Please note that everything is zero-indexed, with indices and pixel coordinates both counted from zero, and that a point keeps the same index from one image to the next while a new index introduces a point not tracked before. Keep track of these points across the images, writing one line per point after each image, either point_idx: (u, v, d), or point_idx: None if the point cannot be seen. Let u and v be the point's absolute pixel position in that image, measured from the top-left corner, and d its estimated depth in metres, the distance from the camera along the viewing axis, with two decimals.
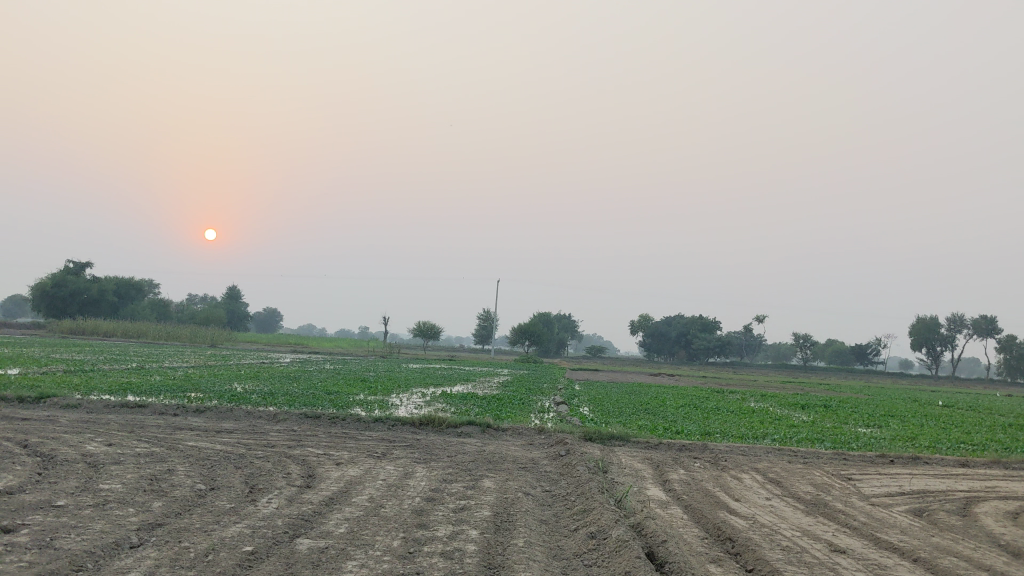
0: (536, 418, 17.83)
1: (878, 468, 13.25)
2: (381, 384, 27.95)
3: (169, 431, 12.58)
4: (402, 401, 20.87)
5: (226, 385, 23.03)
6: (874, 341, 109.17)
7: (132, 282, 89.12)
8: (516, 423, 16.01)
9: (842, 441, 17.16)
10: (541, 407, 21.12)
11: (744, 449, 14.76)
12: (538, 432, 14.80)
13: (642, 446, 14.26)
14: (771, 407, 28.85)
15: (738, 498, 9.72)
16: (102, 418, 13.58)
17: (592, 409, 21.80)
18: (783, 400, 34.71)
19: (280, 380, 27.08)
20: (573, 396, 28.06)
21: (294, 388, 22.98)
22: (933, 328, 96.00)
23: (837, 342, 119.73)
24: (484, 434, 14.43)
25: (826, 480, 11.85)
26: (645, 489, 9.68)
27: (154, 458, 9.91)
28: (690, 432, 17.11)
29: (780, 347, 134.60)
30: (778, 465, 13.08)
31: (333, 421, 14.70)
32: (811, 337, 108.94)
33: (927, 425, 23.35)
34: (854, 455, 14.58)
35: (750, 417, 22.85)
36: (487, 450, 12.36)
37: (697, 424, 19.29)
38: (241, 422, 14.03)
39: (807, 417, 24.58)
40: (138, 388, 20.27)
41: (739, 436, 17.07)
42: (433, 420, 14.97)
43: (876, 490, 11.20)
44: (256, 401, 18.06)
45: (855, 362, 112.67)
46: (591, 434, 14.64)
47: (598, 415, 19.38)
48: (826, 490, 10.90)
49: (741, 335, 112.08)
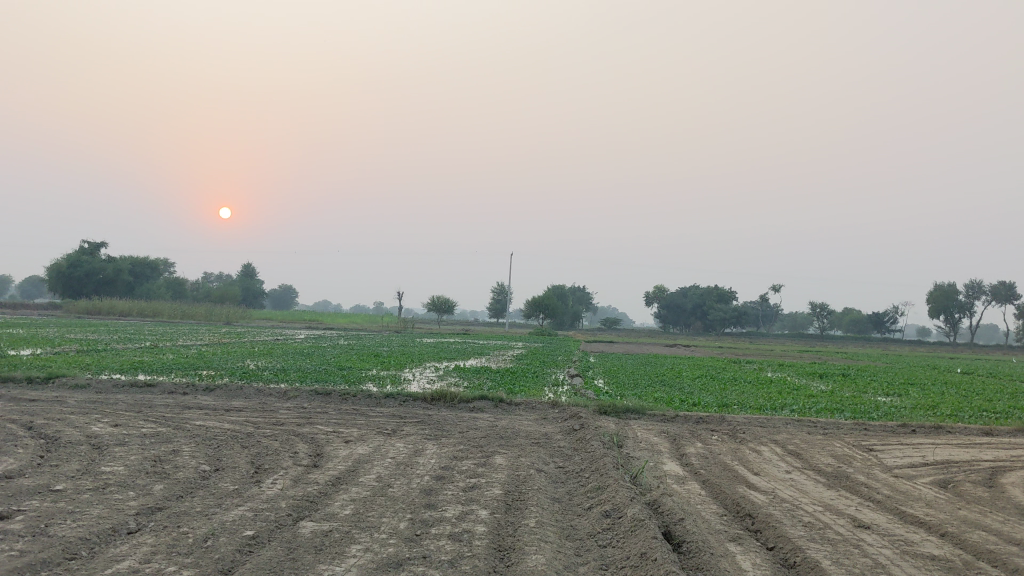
0: (550, 392, 17.59)
1: (899, 438, 12.95)
2: (395, 360, 27.77)
3: (177, 411, 12.40)
4: (415, 376, 20.67)
5: (239, 362, 22.92)
6: (892, 308, 108.38)
7: (147, 262, 89.35)
8: (529, 397, 15.77)
9: (862, 411, 16.84)
10: (556, 380, 20.90)
11: (762, 420, 14.48)
12: (552, 406, 14.56)
13: (657, 418, 14.01)
14: (789, 377, 28.52)
15: (758, 471, 9.44)
16: (111, 398, 13.42)
17: (607, 382, 21.52)
18: (802, 370, 34.41)
19: (294, 356, 26.96)
20: (588, 368, 27.81)
21: (306, 365, 22.82)
22: (951, 295, 95.15)
23: (854, 310, 118.97)
24: (496, 409, 14.20)
25: (847, 451, 11.55)
26: (662, 465, 9.41)
27: (160, 438, 9.72)
28: (707, 404, 16.84)
29: (796, 316, 133.95)
30: (797, 437, 12.79)
31: (345, 397, 14.49)
32: (828, 306, 108.29)
33: (948, 393, 22.97)
34: (875, 425, 14.28)
35: (768, 388, 22.54)
36: (499, 425, 12.13)
37: (714, 395, 19.02)
38: (251, 400, 13.84)
39: (826, 387, 24.24)
40: (149, 367, 20.17)
41: (757, 407, 16.79)
42: (446, 395, 14.75)
43: (899, 462, 10.90)
44: (268, 378, 17.90)
45: (872, 330, 111.97)
46: (605, 408, 14.39)
47: (613, 388, 19.13)
48: (848, 462, 10.61)
49: (758, 306, 111.51)
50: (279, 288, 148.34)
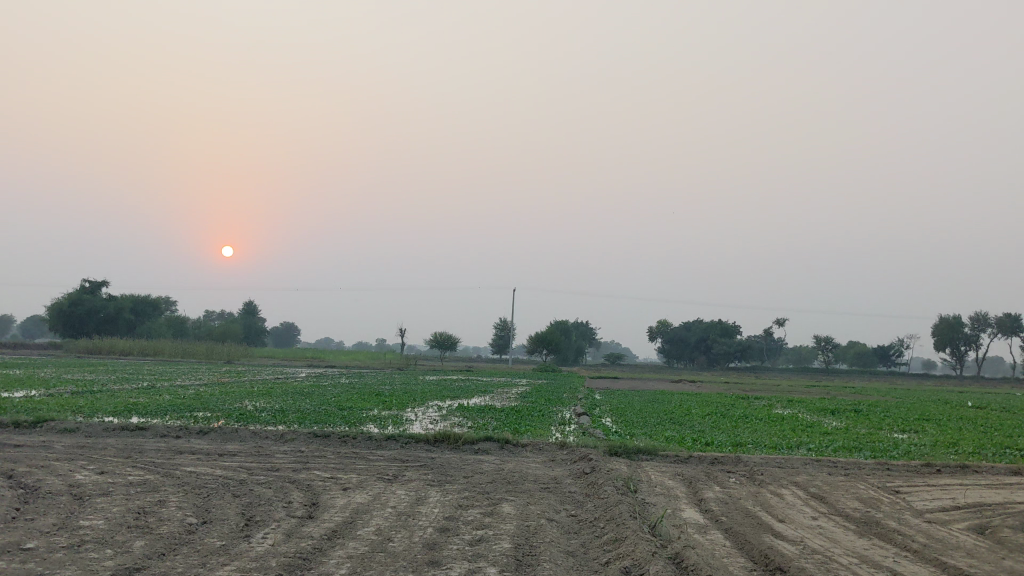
0: (557, 431, 17.05)
1: (924, 479, 12.36)
2: (398, 399, 27.18)
3: (168, 456, 11.84)
4: (416, 416, 20.08)
5: (237, 402, 22.33)
6: (897, 342, 107.59)
7: (149, 300, 89.08)
8: (536, 438, 15.21)
9: (880, 450, 16.25)
10: (562, 419, 20.32)
11: (780, 460, 13.89)
12: (560, 447, 13.98)
13: (671, 460, 13.42)
14: (800, 413, 27.93)
15: (782, 518, 8.86)
16: (100, 443, 12.86)
17: (616, 420, 20.90)
18: (811, 405, 33.77)
19: (292, 396, 26.37)
20: (594, 406, 27.14)
21: (305, 405, 22.23)
22: (957, 328, 94.41)
23: (859, 343, 118.24)
24: (502, 450, 13.61)
25: (874, 494, 10.96)
26: (680, 512, 8.84)
27: (146, 487, 9.17)
28: (720, 443, 16.25)
29: (800, 350, 133.06)
30: (818, 478, 12.19)
31: (344, 440, 13.93)
32: (833, 340, 107.54)
33: (965, 429, 22.35)
34: (898, 465, 13.68)
35: (781, 425, 21.93)
36: (506, 469, 11.54)
37: (726, 433, 18.42)
38: (246, 444, 13.27)
39: (839, 423, 23.59)
40: (143, 409, 19.58)
41: (772, 446, 16.20)
42: (449, 436, 14.18)
43: (930, 505, 10.31)
44: (266, 419, 17.32)
45: (878, 364, 111.14)
46: (616, 448, 13.82)
47: (622, 427, 18.56)
48: (876, 506, 10.02)
49: (761, 340, 110.85)
50: (282, 325, 148.16)
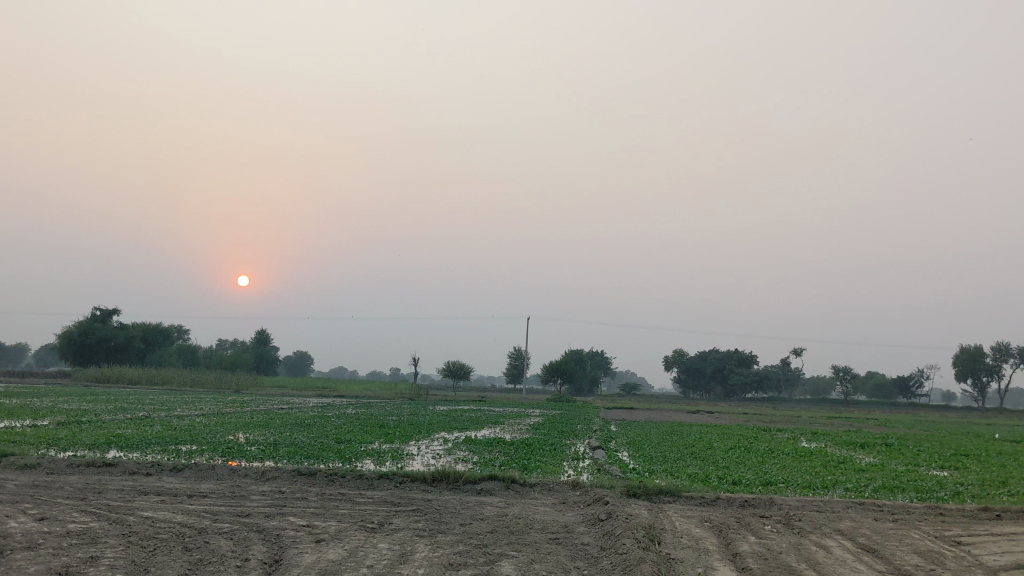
0: (569, 469, 15.60)
1: (983, 527, 10.88)
2: (402, 431, 25.74)
3: (129, 497, 10.52)
4: (419, 450, 18.69)
5: (229, 435, 21.00)
6: (918, 372, 105.47)
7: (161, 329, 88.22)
8: (546, 476, 13.77)
9: (925, 490, 14.76)
10: (576, 454, 18.92)
11: (818, 503, 12.40)
12: (572, 487, 12.59)
13: (696, 502, 11.99)
14: (829, 447, 26.34)
15: None
16: (57, 481, 11.53)
17: (633, 454, 19.46)
18: (838, 438, 32.23)
19: (290, 427, 24.97)
20: (611, 438, 25.60)
21: (301, 438, 20.87)
22: (979, 358, 92.19)
23: (877, 374, 116.11)
24: (507, 491, 12.21)
25: (934, 547, 9.47)
26: (712, 573, 7.41)
27: (83, 539, 7.81)
28: (749, 482, 14.78)
29: (818, 381, 130.62)
30: (865, 526, 10.69)
31: (332, 478, 12.57)
32: (852, 370, 105.40)
33: (1009, 466, 20.79)
34: (950, 509, 12.21)
35: (811, 461, 20.38)
36: (509, 514, 10.15)
37: (753, 470, 16.94)
38: (222, 483, 11.93)
39: (873, 459, 22.00)
40: (125, 441, 18.25)
41: (806, 486, 14.72)
42: (448, 475, 12.78)
43: (1003, 562, 8.79)
44: (253, 454, 15.97)
45: (897, 395, 108.78)
46: (634, 489, 12.39)
47: (640, 462, 17.17)
48: (940, 562, 8.58)
49: (778, 370, 108.95)
50: (295, 354, 147.61)
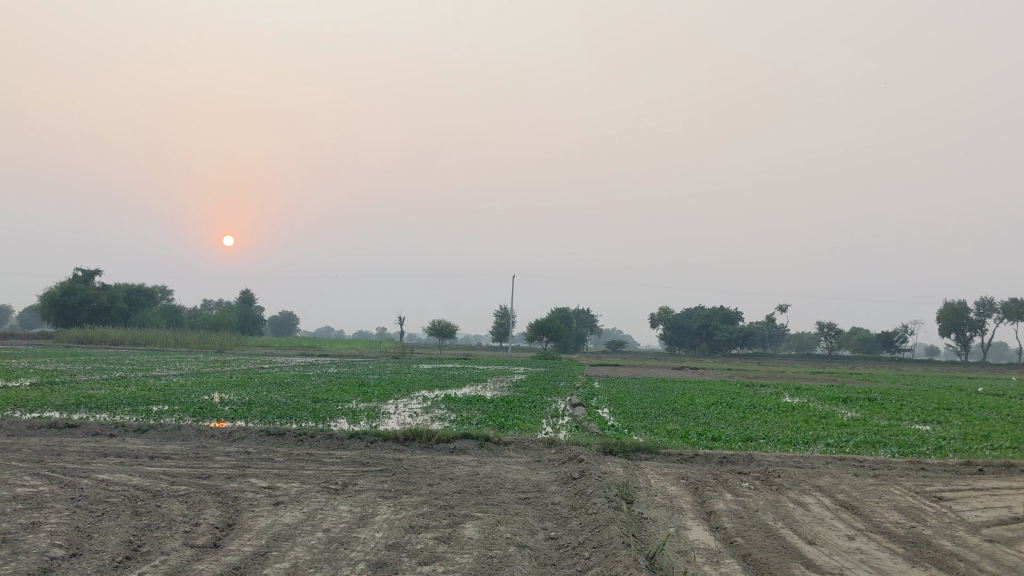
0: (547, 426, 15.33)
1: (966, 482, 10.66)
2: (381, 389, 25.44)
3: (87, 459, 10.15)
4: (396, 408, 18.40)
5: (204, 395, 20.63)
6: (902, 327, 105.94)
7: (144, 289, 87.60)
8: (521, 434, 13.49)
9: (906, 445, 14.57)
10: (556, 411, 18.67)
11: (798, 459, 12.17)
12: (547, 445, 12.30)
13: (674, 459, 11.72)
14: (812, 402, 26.23)
15: (812, 539, 7.13)
16: (15, 444, 11.15)
17: (613, 411, 19.22)
18: (821, 393, 32.21)
19: (268, 387, 24.62)
20: (593, 395, 25.37)
21: (277, 397, 20.52)
22: (962, 313, 92.60)
23: (862, 329, 116.61)
24: (480, 450, 11.92)
25: (914, 503, 9.23)
26: (685, 533, 7.14)
27: (27, 504, 7.44)
28: (729, 438, 14.55)
29: (803, 337, 131.13)
30: (844, 482, 10.47)
31: (301, 438, 12.25)
32: (836, 326, 105.77)
33: (991, 420, 20.70)
34: (932, 464, 11.99)
35: (793, 416, 20.22)
36: (479, 474, 9.85)
37: (734, 426, 16.72)
38: (187, 444, 11.58)
39: (856, 414, 21.86)
40: (96, 402, 17.89)
41: (787, 441, 14.48)
42: (420, 434, 12.45)
43: (984, 518, 8.56)
44: (224, 414, 15.62)
45: (882, 350, 109.32)
46: (611, 446, 12.11)
47: (619, 419, 16.93)
48: (921, 519, 8.33)
49: (764, 326, 109.29)
50: (280, 315, 147.28)
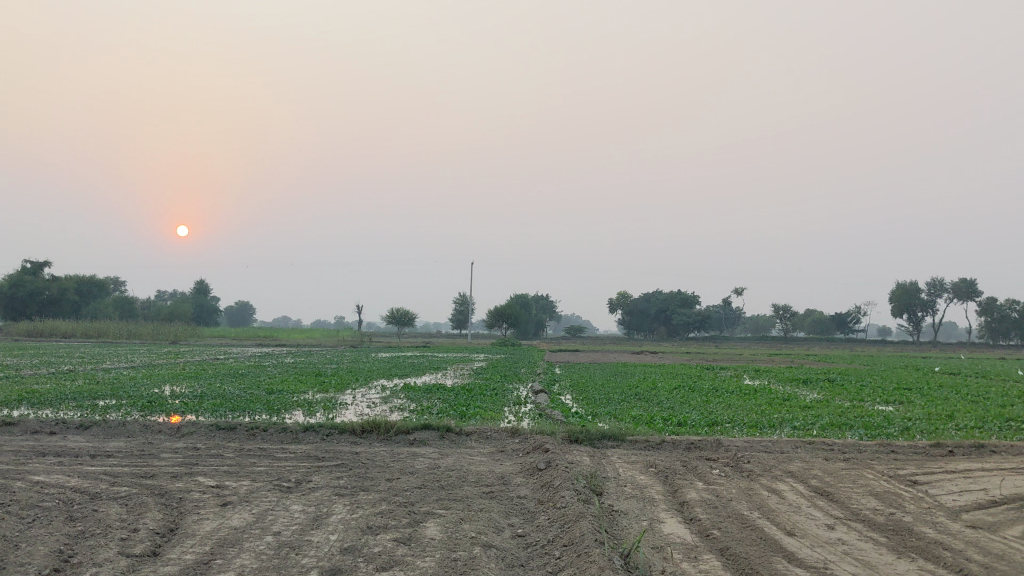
0: (509, 414, 14.95)
1: (939, 465, 10.45)
2: (338, 379, 24.88)
3: (23, 460, 9.55)
4: (354, 399, 17.89)
5: (154, 388, 19.94)
6: (856, 308, 107.22)
7: (95, 281, 85.73)
8: (483, 424, 13.05)
9: (873, 427, 14.38)
10: (518, 398, 18.26)
11: (766, 444, 11.87)
12: (511, 435, 11.89)
13: (640, 447, 11.38)
14: (772, 384, 26.15)
15: (790, 530, 6.81)
16: None
17: (576, 397, 18.90)
18: (781, 375, 32.24)
19: (221, 378, 23.94)
20: (554, 381, 25.09)
21: (231, 389, 19.90)
22: (914, 294, 93.89)
23: (817, 311, 117.88)
24: (441, 441, 11.49)
25: (890, 488, 8.97)
26: (658, 526, 6.77)
27: None
28: (695, 423, 14.26)
29: (759, 319, 132.26)
30: (815, 467, 10.21)
31: (254, 433, 11.72)
32: (791, 308, 106.75)
33: (952, 399, 20.68)
34: (902, 446, 11.78)
35: (756, 399, 20.02)
36: (441, 467, 9.41)
37: (698, 410, 16.46)
38: (132, 441, 10.99)
39: (818, 395, 21.73)
40: (38, 398, 17.16)
41: (753, 425, 14.22)
42: (378, 425, 11.98)
43: (962, 502, 8.31)
44: (173, 408, 15.00)
45: (836, 331, 110.57)
46: (576, 434, 11.74)
47: (583, 406, 16.60)
48: (898, 505, 8.06)
49: (721, 309, 109.96)
50: (236, 305, 145.73)
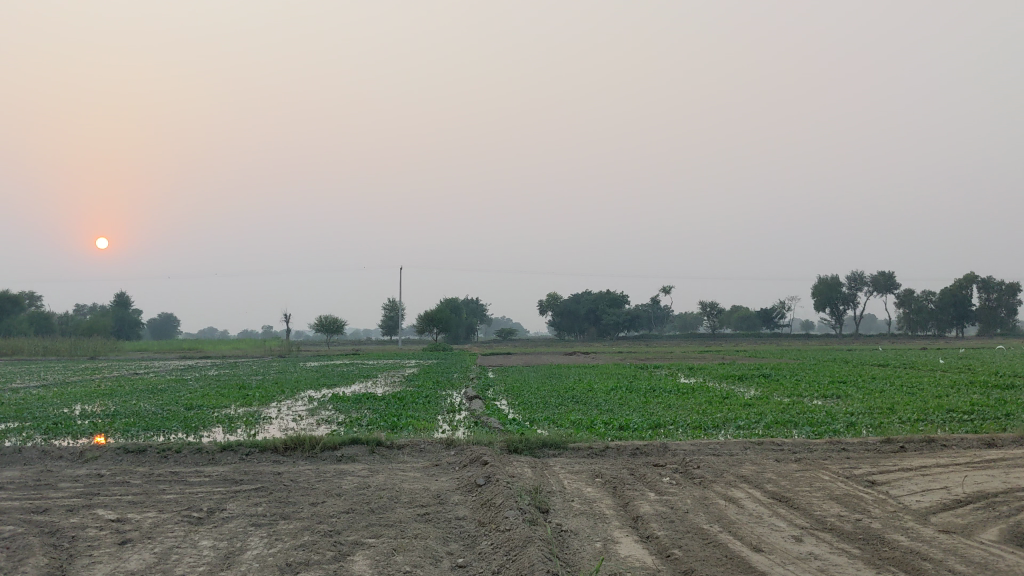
0: (443, 424, 14.18)
1: (894, 462, 10.02)
2: (263, 392, 23.74)
3: None
4: (278, 412, 16.92)
5: (62, 408, 18.64)
6: (780, 303, 108.63)
7: (9, 296, 82.39)
8: (415, 435, 12.28)
9: (818, 423, 13.99)
10: (451, 406, 17.49)
11: (714, 446, 11.34)
12: (445, 447, 11.16)
13: (583, 455, 10.75)
14: (708, 382, 25.80)
15: (757, 545, 6.22)
16: None
17: (512, 402, 18.20)
18: (716, 372, 31.89)
19: (136, 395, 22.63)
20: (489, 386, 24.36)
21: (145, 406, 18.72)
22: (836, 287, 95.41)
23: (743, 308, 119.37)
24: (371, 457, 10.69)
25: (849, 490, 8.47)
26: (613, 548, 6.12)
27: None
28: (636, 426, 13.70)
29: (686, 317, 133.46)
30: (769, 470, 9.69)
31: (167, 455, 10.78)
32: (718, 305, 107.71)
33: (891, 392, 20.47)
34: (853, 444, 11.36)
35: (694, 398, 19.62)
36: (371, 487, 8.61)
37: (639, 412, 15.91)
38: (28, 469, 9.97)
39: (755, 393, 21.32)
40: None
41: (696, 426, 13.70)
42: (303, 442, 11.12)
43: (928, 503, 7.85)
44: (81, 430, 13.87)
45: (762, 326, 111.95)
46: (515, 444, 11.06)
47: (519, 411, 15.90)
48: (863, 510, 7.55)
49: (649, 308, 110.52)
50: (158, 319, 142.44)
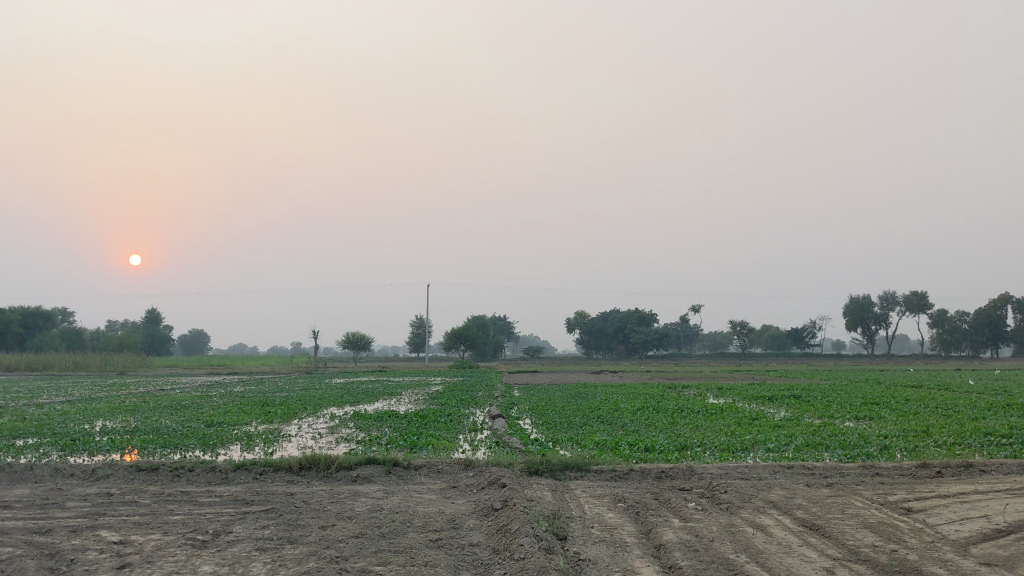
0: (464, 443, 13.88)
1: (931, 488, 9.59)
2: (286, 410, 23.57)
3: None
4: (298, 431, 16.70)
5: (83, 424, 18.54)
6: (811, 323, 107.39)
7: (42, 312, 83.40)
8: (434, 455, 11.99)
9: (850, 446, 13.53)
10: (472, 425, 17.20)
11: (742, 470, 10.96)
12: (464, 468, 10.86)
13: (605, 478, 10.41)
14: (737, 403, 25.30)
15: None
16: None
17: (535, 422, 17.88)
18: (745, 392, 31.36)
19: (158, 412, 22.53)
20: (513, 405, 24.02)
21: (165, 423, 18.58)
22: (868, 307, 94.19)
23: (773, 328, 118.14)
24: (387, 477, 10.42)
25: (883, 518, 8.07)
26: None
27: None
28: (661, 447, 13.32)
29: (716, 337, 132.28)
30: (799, 495, 9.30)
31: (180, 474, 10.57)
32: (748, 324, 106.67)
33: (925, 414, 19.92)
34: (887, 468, 10.93)
35: (723, 419, 19.18)
36: (383, 509, 8.32)
37: (665, 433, 15.52)
38: (37, 488, 9.78)
39: (785, 413, 20.85)
40: None
41: (724, 448, 13.30)
42: (318, 461, 10.87)
43: (967, 533, 7.44)
44: (98, 447, 13.70)
45: (792, 346, 110.70)
46: (536, 465, 10.74)
47: (542, 431, 15.57)
48: (899, 539, 7.16)
49: (678, 327, 109.63)
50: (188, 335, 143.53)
